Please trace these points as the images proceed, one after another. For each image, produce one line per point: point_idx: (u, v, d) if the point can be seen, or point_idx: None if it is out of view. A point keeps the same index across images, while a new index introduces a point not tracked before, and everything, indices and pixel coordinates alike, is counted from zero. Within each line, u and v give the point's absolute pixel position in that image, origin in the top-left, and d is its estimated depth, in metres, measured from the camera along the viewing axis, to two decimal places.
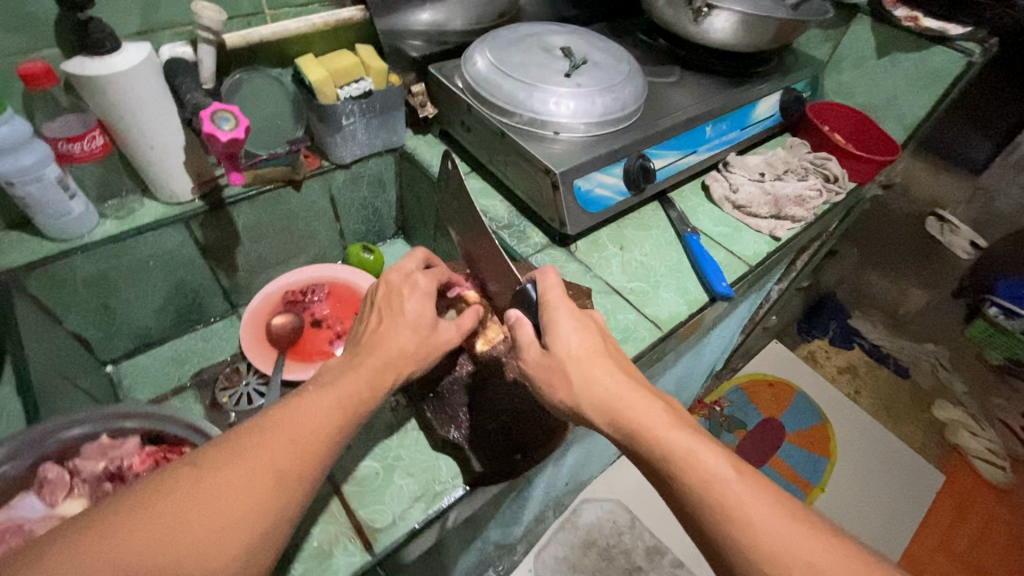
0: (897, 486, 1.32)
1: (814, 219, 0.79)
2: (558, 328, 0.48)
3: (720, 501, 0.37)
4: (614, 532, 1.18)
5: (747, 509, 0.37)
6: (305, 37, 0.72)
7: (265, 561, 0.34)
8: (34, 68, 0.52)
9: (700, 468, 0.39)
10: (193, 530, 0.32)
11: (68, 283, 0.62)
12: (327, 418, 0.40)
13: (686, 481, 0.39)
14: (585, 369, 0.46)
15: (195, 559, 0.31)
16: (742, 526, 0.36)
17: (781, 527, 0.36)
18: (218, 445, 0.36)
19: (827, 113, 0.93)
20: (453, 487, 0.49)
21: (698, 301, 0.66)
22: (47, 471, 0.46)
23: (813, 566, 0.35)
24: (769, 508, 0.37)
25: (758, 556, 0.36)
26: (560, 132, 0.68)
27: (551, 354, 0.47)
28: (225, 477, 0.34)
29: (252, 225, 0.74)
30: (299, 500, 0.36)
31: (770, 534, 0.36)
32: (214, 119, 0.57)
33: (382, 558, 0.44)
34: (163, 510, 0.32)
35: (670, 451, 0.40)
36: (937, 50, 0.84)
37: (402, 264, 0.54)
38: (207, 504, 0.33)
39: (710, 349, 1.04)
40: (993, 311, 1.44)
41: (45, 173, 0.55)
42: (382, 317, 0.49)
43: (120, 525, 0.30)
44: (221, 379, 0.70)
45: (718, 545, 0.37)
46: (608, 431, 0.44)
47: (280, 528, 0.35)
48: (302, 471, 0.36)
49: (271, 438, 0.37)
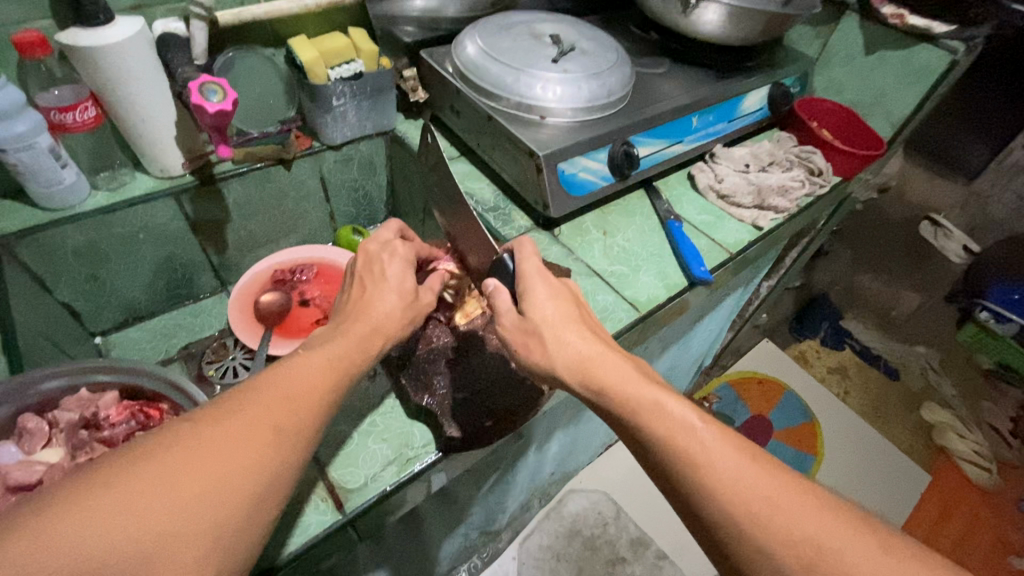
0: (885, 483, 1.32)
1: (797, 210, 0.80)
2: (534, 295, 0.49)
3: (686, 448, 0.39)
4: (599, 522, 1.19)
5: (711, 454, 0.38)
6: (298, 19, 0.73)
7: (270, 509, 0.35)
8: (29, 37, 0.53)
9: (669, 418, 0.40)
10: (200, 481, 0.32)
11: (59, 252, 0.63)
12: (320, 378, 0.41)
13: (652, 430, 0.40)
14: (559, 332, 0.47)
15: (204, 508, 0.32)
16: (705, 469, 0.38)
17: (743, 468, 0.38)
18: (215, 403, 0.37)
19: (813, 108, 0.94)
20: (425, 453, 0.50)
21: (677, 285, 0.67)
22: (26, 422, 0.47)
23: (773, 502, 0.36)
24: (731, 451, 0.38)
25: (720, 495, 0.37)
26: (546, 117, 0.69)
27: (528, 320, 0.48)
28: (226, 431, 0.35)
29: (242, 203, 0.75)
30: (300, 452, 0.37)
31: (732, 474, 0.37)
32: (203, 91, 0.59)
33: (354, 518, 0.45)
34: (168, 461, 0.32)
35: (638, 404, 0.42)
36: (921, 48, 0.86)
37: (379, 234, 0.55)
38: (211, 456, 0.33)
39: (697, 341, 1.05)
40: (984, 315, 1.42)
41: (37, 141, 0.56)
42: (362, 286, 0.51)
43: (124, 475, 0.31)
44: (208, 353, 0.72)
45: (685, 491, 0.38)
46: (581, 392, 0.45)
47: (280, 480, 0.36)
48: (298, 425, 0.38)
49: (267, 395, 0.38)
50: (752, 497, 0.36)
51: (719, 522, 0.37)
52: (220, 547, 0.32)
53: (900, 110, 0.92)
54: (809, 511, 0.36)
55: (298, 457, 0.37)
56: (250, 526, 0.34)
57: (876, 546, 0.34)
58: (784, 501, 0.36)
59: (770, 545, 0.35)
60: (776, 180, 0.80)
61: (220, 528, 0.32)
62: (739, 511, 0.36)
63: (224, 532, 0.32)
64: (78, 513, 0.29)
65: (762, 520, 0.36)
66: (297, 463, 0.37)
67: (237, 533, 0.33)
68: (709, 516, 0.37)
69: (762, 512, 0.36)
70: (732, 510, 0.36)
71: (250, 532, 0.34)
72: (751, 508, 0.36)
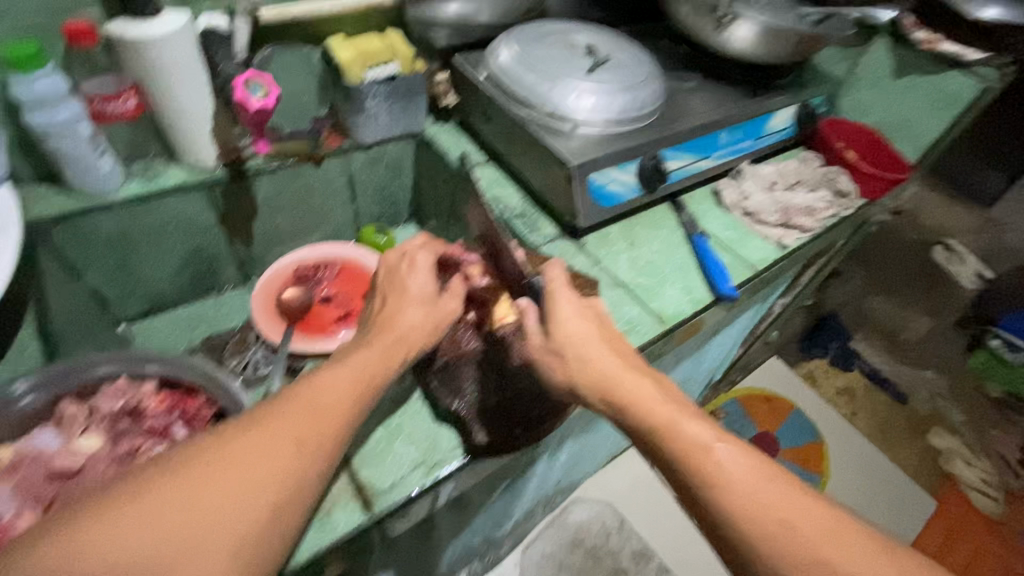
0: (896, 497, 1.28)
1: (823, 231, 0.80)
2: (559, 315, 0.51)
3: (705, 466, 0.42)
4: (602, 533, 1.18)
5: (726, 471, 0.41)
6: (337, 19, 0.74)
7: (294, 521, 0.35)
8: (80, 28, 0.54)
9: (683, 438, 0.43)
10: (220, 493, 0.33)
11: (91, 239, 0.64)
12: (348, 389, 0.41)
13: (680, 457, 0.43)
14: (581, 351, 0.49)
15: (223, 520, 0.32)
16: (738, 503, 0.40)
17: (760, 486, 0.41)
18: (248, 414, 0.37)
19: (841, 128, 0.92)
20: (452, 458, 0.50)
21: (702, 300, 0.67)
22: (66, 408, 0.49)
23: (785, 522, 0.40)
24: (756, 477, 0.41)
25: (745, 520, 0.40)
26: (578, 127, 0.70)
27: (552, 339, 0.50)
28: (251, 444, 0.35)
29: (271, 198, 0.75)
30: (322, 464, 0.37)
31: (758, 505, 0.40)
32: (247, 86, 0.60)
33: (381, 517, 0.46)
34: (191, 475, 0.33)
35: (670, 431, 0.44)
36: (954, 74, 0.87)
37: (403, 244, 0.56)
38: (233, 469, 0.34)
39: (710, 356, 1.04)
40: (997, 344, 1.42)
41: (78, 129, 0.57)
42: (395, 294, 0.51)
43: (151, 487, 0.32)
44: (230, 346, 0.72)
45: (706, 506, 0.41)
46: (602, 408, 0.48)
47: (303, 493, 0.36)
48: (322, 439, 0.37)
49: (293, 405, 0.38)
50: (779, 531, 0.39)
51: (753, 554, 0.39)
52: (242, 561, 0.32)
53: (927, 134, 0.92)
54: (834, 535, 0.39)
55: (324, 469, 0.37)
56: (273, 540, 0.34)
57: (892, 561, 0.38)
58: (807, 532, 0.39)
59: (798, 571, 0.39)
60: (802, 201, 0.80)
61: (242, 541, 0.32)
62: (754, 529, 0.39)
63: (249, 543, 0.32)
64: (105, 523, 0.30)
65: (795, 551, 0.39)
66: (322, 478, 0.37)
67: (258, 547, 0.33)
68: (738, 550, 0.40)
69: (773, 530, 0.39)
70: (762, 545, 0.39)
71: (275, 546, 0.34)
72: (778, 539, 0.39)
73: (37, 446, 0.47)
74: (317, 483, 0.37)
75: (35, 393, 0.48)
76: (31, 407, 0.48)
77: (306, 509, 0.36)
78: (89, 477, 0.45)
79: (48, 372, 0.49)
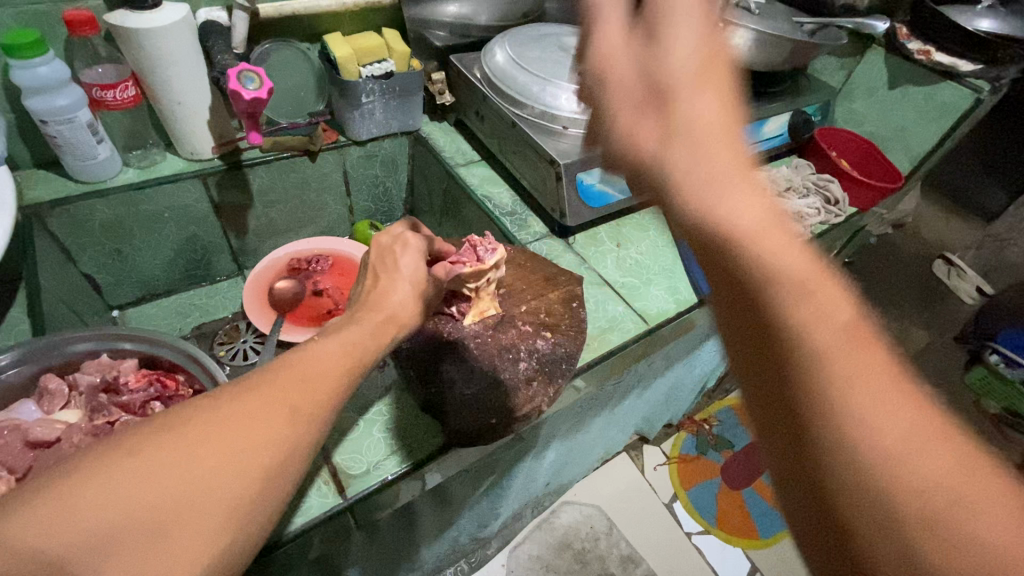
0: None
1: (812, 237, 0.80)
2: (675, 36, 0.36)
3: (815, 336, 0.29)
4: (590, 537, 1.17)
5: (847, 361, 0.28)
6: (335, 16, 0.75)
7: (284, 488, 0.35)
8: (79, 16, 0.55)
9: (801, 291, 0.30)
10: (215, 454, 0.32)
11: (87, 225, 0.65)
12: (337, 362, 0.41)
13: (788, 314, 0.29)
14: (697, 108, 0.35)
15: (218, 481, 0.31)
16: (866, 404, 0.27)
17: (895, 396, 0.27)
18: (238, 381, 0.37)
19: (834, 137, 0.94)
20: (428, 446, 0.51)
21: (686, 301, 0.67)
22: (48, 383, 0.50)
23: (922, 447, 0.26)
24: (895, 396, 0.27)
25: (870, 425, 0.26)
26: (568, 127, 0.70)
27: (662, 64, 0.36)
28: (243, 407, 0.35)
29: (266, 190, 0.77)
30: (313, 433, 0.37)
31: (891, 417, 0.26)
32: (240, 78, 0.61)
33: (354, 502, 0.47)
34: (185, 435, 0.32)
35: (778, 267, 0.31)
36: (947, 85, 0.87)
37: (391, 228, 0.56)
38: (227, 431, 0.33)
39: (702, 362, 1.04)
40: (994, 359, 1.35)
41: (76, 116, 0.58)
42: (377, 275, 0.51)
43: (144, 446, 0.31)
44: (220, 334, 0.74)
45: (808, 392, 0.28)
46: (692, 205, 0.34)
47: (296, 459, 0.35)
48: (315, 409, 0.37)
49: (285, 373, 0.38)
50: (915, 453, 0.26)
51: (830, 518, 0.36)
52: (234, 522, 0.32)
53: (920, 145, 0.93)
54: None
55: (315, 439, 0.37)
56: (266, 501, 0.34)
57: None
58: (961, 474, 0.25)
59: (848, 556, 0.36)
60: (792, 206, 0.80)
61: (235, 503, 0.32)
62: (874, 435, 0.26)
63: (241, 505, 0.32)
64: (98, 481, 0.29)
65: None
66: (314, 446, 0.37)
67: (252, 508, 0.33)
68: (836, 473, 0.27)
69: (905, 453, 0.26)
70: (888, 461, 0.25)
71: (267, 509, 0.34)
72: (908, 473, 0.25)
73: (18, 417, 0.48)
74: (308, 451, 0.36)
75: (18, 368, 0.49)
76: (15, 381, 0.49)
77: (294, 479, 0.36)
78: (68, 450, 0.46)
79: (28, 348, 0.49)
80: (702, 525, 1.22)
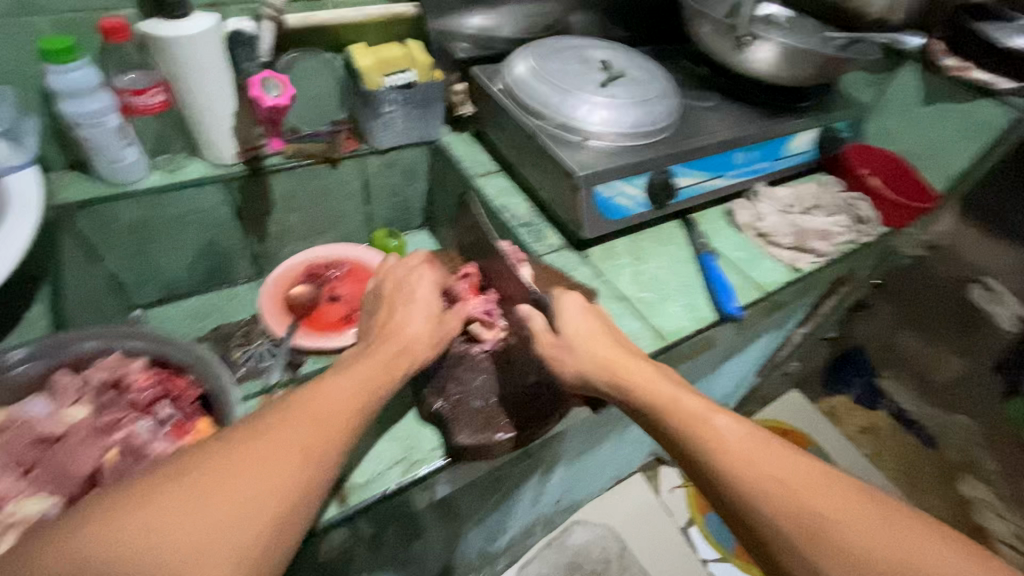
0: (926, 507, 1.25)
1: (841, 256, 0.77)
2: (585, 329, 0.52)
3: (705, 434, 0.43)
4: (602, 559, 1.13)
5: (725, 439, 0.43)
6: (360, 27, 0.77)
7: (296, 530, 0.34)
8: (115, 23, 0.57)
9: (685, 412, 0.45)
10: (223, 501, 0.32)
11: (112, 225, 0.67)
12: (349, 399, 0.41)
13: (682, 432, 0.44)
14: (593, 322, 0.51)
15: (228, 527, 0.32)
16: (743, 460, 0.41)
17: (769, 455, 0.41)
18: (251, 423, 0.37)
19: (866, 153, 0.88)
20: (432, 458, 0.51)
21: (706, 319, 0.65)
22: (59, 378, 0.51)
23: (829, 517, 0.38)
24: (754, 441, 0.42)
25: (736, 458, 0.41)
26: (588, 139, 0.70)
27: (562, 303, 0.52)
28: (252, 451, 0.35)
29: (287, 195, 0.77)
30: (324, 473, 0.36)
31: (790, 469, 0.40)
32: (263, 86, 0.64)
33: (353, 513, 0.46)
34: (195, 482, 0.33)
35: (729, 444, 0.42)
36: (986, 103, 0.84)
37: (406, 259, 0.57)
38: (236, 476, 0.33)
39: (724, 382, 1.01)
40: None
41: (105, 121, 0.61)
42: (392, 307, 0.52)
43: (154, 494, 0.32)
44: (236, 337, 0.73)
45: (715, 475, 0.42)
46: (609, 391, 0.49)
47: (306, 501, 0.35)
48: (326, 449, 0.37)
49: (296, 415, 0.38)
50: (786, 479, 0.40)
51: (773, 531, 0.39)
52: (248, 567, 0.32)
53: (957, 164, 0.89)
54: (879, 531, 0.37)
55: (326, 477, 0.36)
56: (275, 547, 0.33)
57: (814, 464, 0.41)
58: (866, 523, 0.38)
59: (779, 514, 0.39)
60: (819, 224, 0.77)
61: (246, 548, 0.32)
62: (742, 468, 0.41)
63: (253, 550, 0.32)
64: (108, 531, 0.30)
65: (766, 486, 0.40)
66: (323, 487, 0.36)
67: (263, 551, 0.33)
68: (699, 448, 0.43)
69: (776, 491, 0.39)
70: (764, 496, 0.39)
71: (278, 556, 0.33)
72: (798, 498, 0.39)
73: (28, 412, 0.50)
74: (317, 494, 0.36)
75: (33, 362, 0.50)
76: (31, 376, 0.50)
77: (306, 520, 0.36)
78: (72, 447, 0.46)
79: (42, 344, 0.51)
80: (719, 552, 1.18)
